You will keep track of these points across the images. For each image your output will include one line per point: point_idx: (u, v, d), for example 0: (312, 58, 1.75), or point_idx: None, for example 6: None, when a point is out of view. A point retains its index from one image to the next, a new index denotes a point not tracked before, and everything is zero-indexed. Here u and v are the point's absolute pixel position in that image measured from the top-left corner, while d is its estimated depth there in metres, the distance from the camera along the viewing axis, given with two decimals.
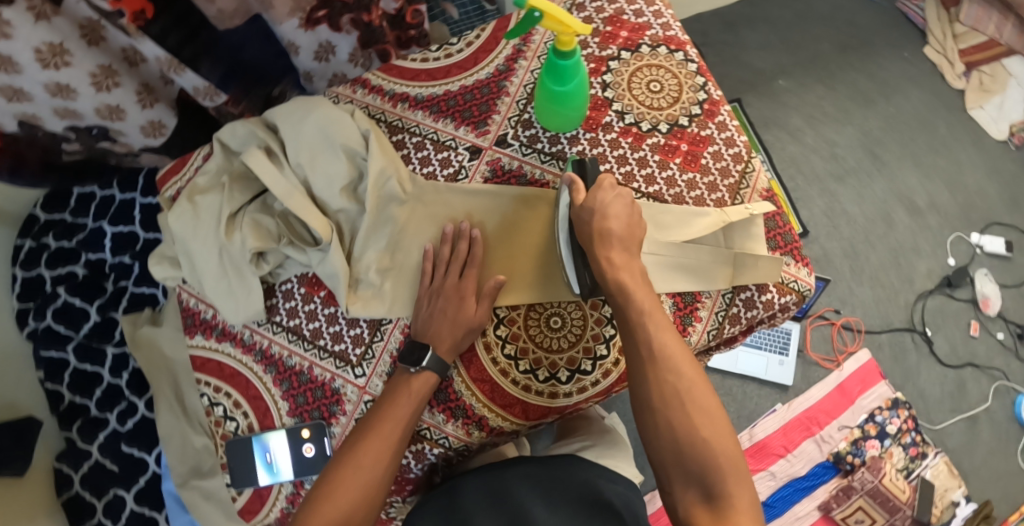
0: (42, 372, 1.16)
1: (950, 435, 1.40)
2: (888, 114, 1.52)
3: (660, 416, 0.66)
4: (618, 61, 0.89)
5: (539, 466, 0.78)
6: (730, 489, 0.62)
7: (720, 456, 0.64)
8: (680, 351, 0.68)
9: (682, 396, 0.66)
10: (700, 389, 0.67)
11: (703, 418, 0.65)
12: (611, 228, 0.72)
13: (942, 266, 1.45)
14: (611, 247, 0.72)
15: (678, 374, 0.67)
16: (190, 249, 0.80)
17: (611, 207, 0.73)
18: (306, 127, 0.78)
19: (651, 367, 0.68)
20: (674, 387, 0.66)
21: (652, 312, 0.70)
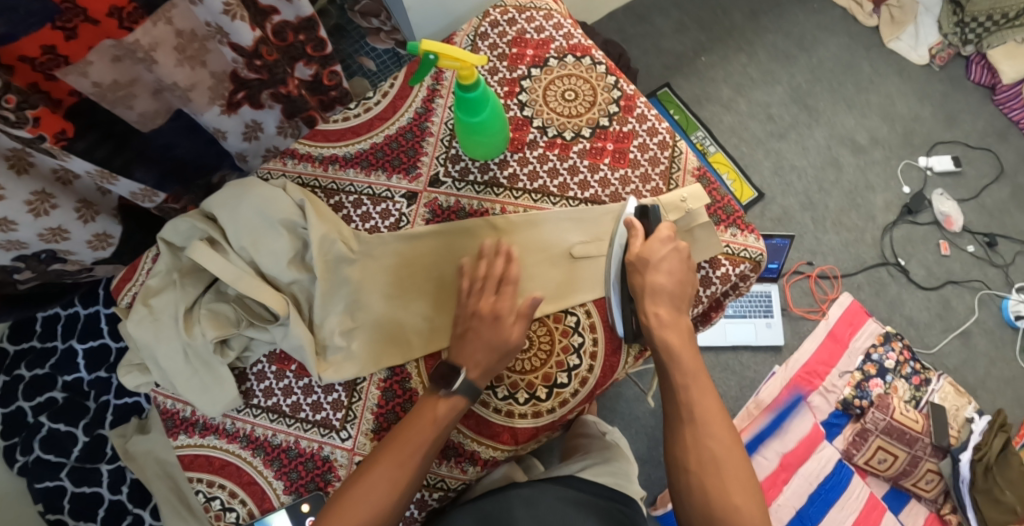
0: (40, 505, 1.15)
1: (947, 355, 1.41)
2: (812, 66, 1.56)
3: (696, 479, 0.71)
4: (530, 80, 0.91)
5: (536, 490, 0.81)
6: None
7: (750, 522, 0.68)
8: (717, 420, 0.72)
9: (718, 464, 0.70)
10: (735, 455, 0.71)
11: (734, 487, 0.69)
12: (662, 282, 0.76)
13: (899, 196, 1.48)
14: (660, 300, 0.76)
15: (714, 443, 0.71)
16: (155, 354, 0.81)
17: (665, 261, 0.77)
18: (242, 212, 0.78)
19: (691, 432, 0.72)
20: (711, 455, 0.71)
21: (697, 380, 0.74)
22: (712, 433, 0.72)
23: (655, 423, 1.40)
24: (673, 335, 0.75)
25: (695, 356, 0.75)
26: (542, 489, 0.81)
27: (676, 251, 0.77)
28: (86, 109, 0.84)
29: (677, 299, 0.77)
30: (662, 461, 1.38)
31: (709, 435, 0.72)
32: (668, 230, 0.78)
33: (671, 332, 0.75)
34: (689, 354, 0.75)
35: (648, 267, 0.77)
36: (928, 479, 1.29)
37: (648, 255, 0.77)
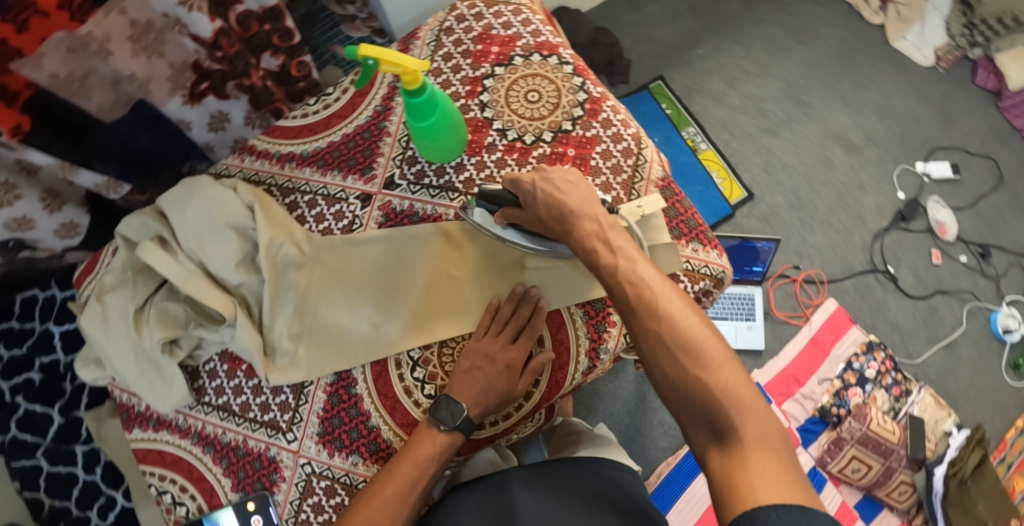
0: (18, 483, 1.18)
1: (930, 365, 1.38)
2: (809, 61, 1.51)
3: (655, 353, 0.61)
4: (493, 78, 0.89)
5: (537, 470, 0.82)
6: (738, 422, 0.55)
7: (728, 386, 0.57)
8: (667, 294, 0.64)
9: (680, 334, 0.60)
10: (697, 324, 0.61)
11: (704, 352, 0.59)
12: (569, 204, 0.73)
13: (892, 201, 1.44)
14: (573, 220, 0.73)
15: (666, 317, 0.62)
16: (106, 351, 0.81)
17: (562, 189, 0.74)
18: (189, 214, 0.79)
19: (639, 312, 0.63)
20: (667, 329, 0.61)
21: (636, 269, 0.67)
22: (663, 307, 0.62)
23: (629, 422, 1.39)
24: (601, 243, 0.70)
25: (630, 250, 0.69)
26: (539, 468, 0.82)
27: (547, 182, 0.75)
28: (43, 102, 0.82)
29: (591, 209, 0.73)
30: (634, 459, 1.38)
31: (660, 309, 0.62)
32: (528, 176, 0.75)
33: (596, 240, 0.71)
34: (620, 252, 0.69)
35: (541, 196, 0.74)
36: (901, 491, 1.27)
37: (526, 198, 0.76)
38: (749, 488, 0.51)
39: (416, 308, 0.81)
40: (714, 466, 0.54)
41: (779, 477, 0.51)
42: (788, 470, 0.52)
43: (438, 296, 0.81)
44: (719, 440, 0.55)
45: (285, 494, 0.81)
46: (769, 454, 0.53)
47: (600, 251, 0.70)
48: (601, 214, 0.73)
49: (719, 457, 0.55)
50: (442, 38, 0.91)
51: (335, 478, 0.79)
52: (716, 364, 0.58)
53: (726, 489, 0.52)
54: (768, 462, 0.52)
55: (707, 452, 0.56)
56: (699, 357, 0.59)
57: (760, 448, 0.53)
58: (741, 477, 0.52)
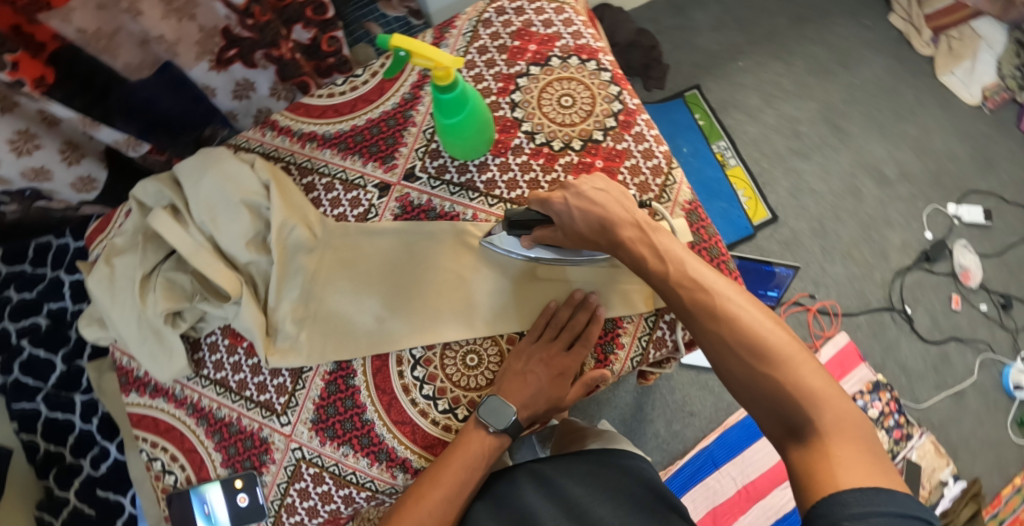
0: (16, 424, 1.19)
1: (935, 411, 1.36)
2: (851, 86, 1.46)
3: (726, 355, 0.64)
4: (527, 77, 0.86)
5: (555, 466, 0.80)
6: (811, 415, 0.59)
7: (802, 378, 0.61)
8: (729, 297, 0.66)
9: (749, 336, 0.63)
10: (762, 321, 0.65)
11: (773, 348, 0.62)
12: (615, 212, 0.72)
13: (918, 239, 1.40)
14: (617, 227, 0.72)
15: (733, 321, 0.64)
16: (110, 314, 0.81)
17: (597, 200, 0.73)
18: (204, 187, 0.77)
19: (703, 318, 0.66)
20: (734, 332, 0.64)
21: (695, 272, 0.69)
22: (727, 311, 0.65)
23: (623, 432, 1.38)
24: (648, 249, 0.70)
25: (677, 253, 0.70)
26: (557, 463, 0.80)
27: (580, 197, 0.73)
28: (69, 56, 0.83)
29: (631, 218, 0.73)
30: None
31: (724, 313, 0.65)
32: (558, 195, 0.73)
33: (642, 246, 0.71)
34: (668, 255, 0.70)
35: (579, 212, 0.73)
36: None
37: (559, 218, 0.74)
38: (830, 477, 0.55)
39: (422, 306, 0.79)
40: (795, 460, 0.59)
41: (860, 464, 0.55)
42: (867, 457, 0.56)
43: (448, 296, 0.79)
44: (797, 435, 0.60)
45: (272, 476, 0.80)
46: (848, 442, 0.57)
47: (650, 259, 0.70)
48: (640, 216, 0.73)
49: (798, 449, 0.59)
50: (480, 31, 0.88)
51: (323, 466, 0.78)
52: (788, 362, 0.61)
53: (808, 480, 0.57)
54: (848, 449, 0.57)
55: (784, 445, 0.60)
56: (770, 357, 0.62)
57: (837, 435, 0.57)
58: (822, 468, 0.56)
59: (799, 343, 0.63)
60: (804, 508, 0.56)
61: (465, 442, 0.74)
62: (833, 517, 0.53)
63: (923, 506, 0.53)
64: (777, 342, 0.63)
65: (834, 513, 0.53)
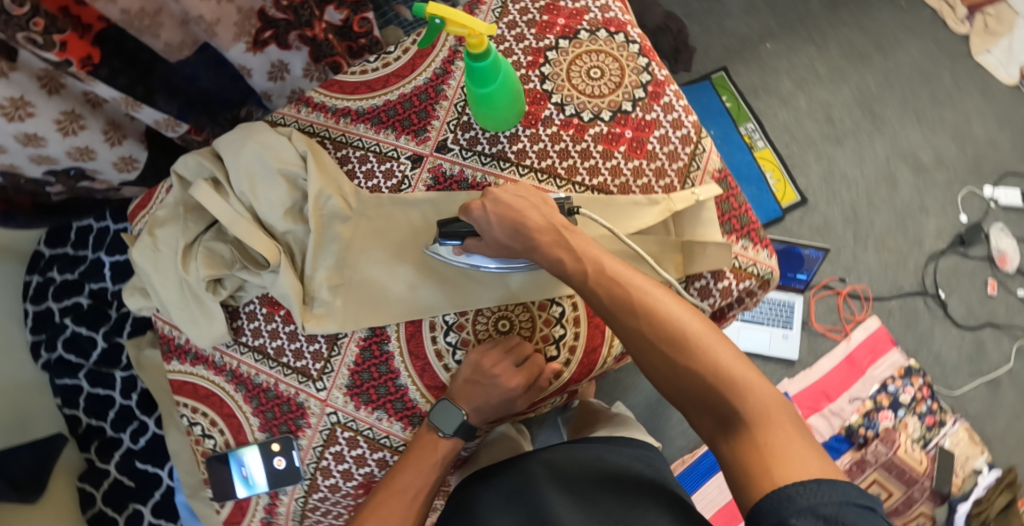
0: (59, 399, 1.24)
1: (970, 401, 1.34)
2: (886, 69, 1.44)
3: (646, 351, 0.66)
4: (556, 51, 0.87)
5: (566, 454, 0.83)
6: (733, 404, 0.60)
7: (720, 364, 0.62)
8: (644, 293, 0.68)
9: (668, 330, 0.65)
10: (680, 314, 0.66)
11: (688, 338, 0.64)
12: (530, 218, 0.73)
13: (953, 225, 1.38)
14: (536, 233, 0.72)
15: (653, 317, 0.66)
16: (154, 283, 0.85)
17: (514, 204, 0.73)
18: (244, 155, 0.79)
19: (623, 315, 0.67)
20: (652, 327, 0.65)
21: (614, 271, 0.70)
22: (646, 305, 0.67)
23: (649, 416, 1.38)
24: (565, 252, 0.72)
25: (596, 254, 0.72)
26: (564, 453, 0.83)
27: (497, 202, 0.73)
28: (115, 36, 0.87)
29: (548, 223, 0.73)
30: None
31: (643, 308, 0.67)
32: (477, 202, 0.73)
33: (559, 250, 0.72)
34: (586, 256, 0.72)
35: (497, 217, 0.72)
36: (919, 523, 1.28)
37: (479, 225, 0.73)
38: (764, 469, 0.56)
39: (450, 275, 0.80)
40: (726, 452, 0.59)
41: (791, 451, 0.56)
42: (797, 441, 0.57)
43: (457, 287, 0.80)
44: (725, 426, 0.60)
45: (309, 440, 0.83)
46: (775, 428, 0.58)
47: (568, 260, 0.71)
48: (558, 221, 0.74)
49: (726, 440, 0.60)
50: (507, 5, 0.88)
51: (358, 431, 0.81)
52: (705, 351, 0.63)
53: (742, 471, 0.57)
54: (778, 435, 0.57)
55: (714, 439, 0.61)
56: (690, 349, 0.63)
57: (763, 422, 0.58)
58: (754, 458, 0.57)
59: (716, 333, 0.65)
60: (746, 501, 0.56)
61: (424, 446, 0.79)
62: (780, 513, 0.52)
63: (864, 491, 0.54)
64: (694, 333, 0.64)
65: (784, 510, 0.52)
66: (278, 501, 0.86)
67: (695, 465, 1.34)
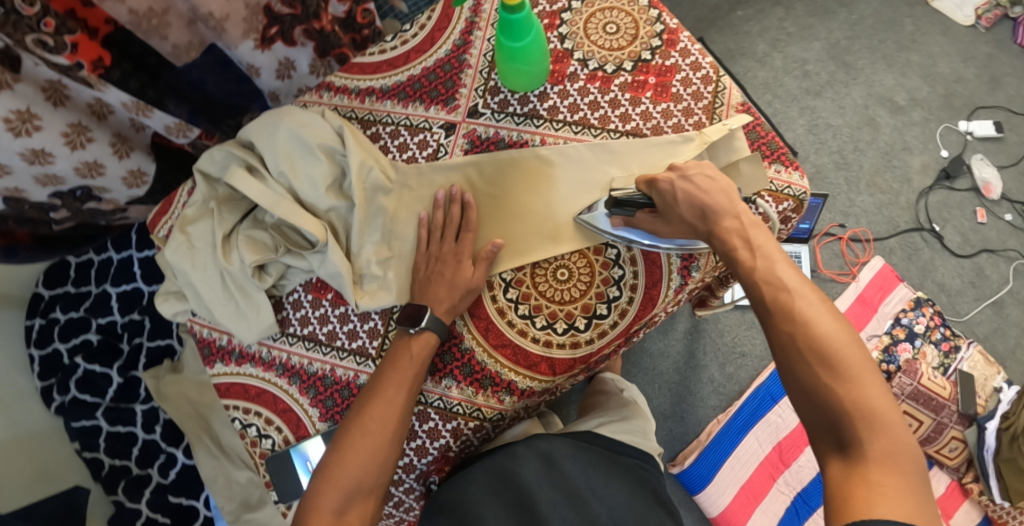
0: (77, 443, 1.17)
1: (978, 324, 1.38)
2: (851, 22, 1.52)
3: (793, 359, 0.62)
4: (570, 12, 0.89)
5: (561, 446, 0.80)
6: (862, 435, 0.57)
7: (863, 395, 0.59)
8: (810, 303, 0.63)
9: (823, 347, 0.61)
10: (842, 335, 0.61)
11: (841, 361, 0.60)
12: (718, 202, 0.69)
13: (936, 160, 1.45)
14: (722, 219, 0.69)
15: (809, 332, 0.62)
16: (192, 281, 0.82)
17: (704, 186, 0.70)
18: (280, 137, 0.79)
19: (779, 319, 0.63)
20: (806, 340, 0.61)
21: (783, 275, 0.65)
22: (805, 318, 0.62)
23: (679, 381, 1.39)
24: (740, 244, 0.67)
25: (772, 252, 0.67)
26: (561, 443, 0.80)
27: (686, 180, 0.71)
28: (121, 39, 0.84)
29: (732, 208, 0.69)
30: (685, 418, 1.38)
31: (802, 320, 0.62)
32: (665, 175, 0.72)
33: (737, 239, 0.68)
34: (759, 252, 0.67)
35: (684, 195, 0.70)
36: (952, 447, 1.30)
37: (662, 199, 0.72)
38: (863, 499, 0.54)
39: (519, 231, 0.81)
40: (835, 474, 0.57)
41: (900, 496, 0.54)
42: (912, 491, 0.54)
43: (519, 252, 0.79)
44: (842, 450, 0.58)
45: None
46: (894, 470, 0.55)
47: (743, 252, 0.67)
48: (744, 209, 0.69)
49: (840, 465, 0.57)
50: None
51: (427, 403, 0.78)
52: (850, 379, 0.59)
53: (842, 496, 0.55)
54: (892, 479, 0.55)
55: (827, 460, 0.59)
56: (838, 372, 0.60)
57: (884, 462, 0.56)
58: (858, 489, 0.55)
59: (870, 364, 0.61)
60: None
61: (386, 401, 0.73)
62: None
63: None
64: (848, 359, 0.60)
65: None
66: None
67: (731, 422, 1.35)
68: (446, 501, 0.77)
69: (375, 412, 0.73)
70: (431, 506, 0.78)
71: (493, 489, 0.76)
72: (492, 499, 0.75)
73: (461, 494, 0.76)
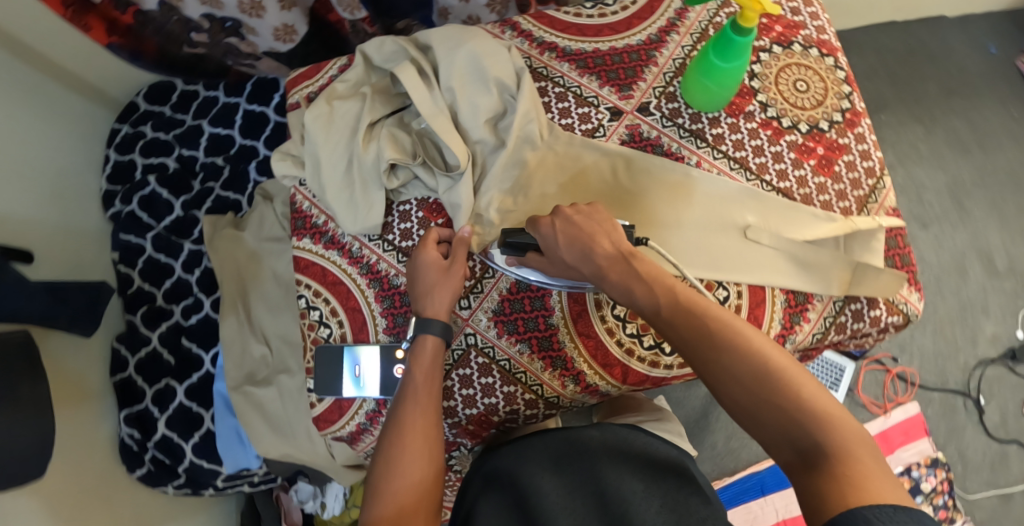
0: (116, 254, 1.17)
1: (981, 508, 1.30)
2: (982, 168, 1.43)
3: (728, 388, 0.60)
4: (768, 54, 0.88)
5: (612, 435, 0.74)
6: (817, 435, 0.56)
7: (805, 397, 0.58)
8: (729, 321, 0.63)
9: (751, 362, 0.60)
10: (770, 349, 0.61)
11: (773, 372, 0.59)
12: (602, 243, 0.69)
13: (1008, 335, 1.36)
14: (608, 262, 0.69)
15: (741, 352, 0.61)
16: (318, 153, 0.81)
17: (584, 227, 0.70)
18: (460, 55, 0.78)
19: (703, 348, 0.62)
20: (736, 361, 0.60)
21: (690, 299, 0.66)
22: (731, 338, 0.62)
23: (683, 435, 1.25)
24: (637, 281, 0.68)
25: (670, 281, 0.68)
26: (613, 432, 0.75)
27: (567, 222, 0.70)
28: None
29: (616, 250, 0.69)
30: None
31: (726, 342, 0.62)
32: (545, 219, 0.70)
33: (637, 278, 0.68)
34: (661, 280, 0.68)
35: (564, 236, 0.69)
36: None
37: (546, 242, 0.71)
38: (842, 493, 0.51)
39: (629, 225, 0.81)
40: (806, 485, 0.54)
41: (875, 482, 0.52)
42: (883, 477, 0.52)
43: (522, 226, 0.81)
44: (803, 457, 0.55)
45: None
46: (856, 459, 0.54)
47: (639, 289, 0.67)
48: (625, 248, 0.70)
49: (805, 474, 0.55)
50: (722, 9, 0.89)
51: (494, 360, 0.78)
52: (789, 386, 0.58)
53: (822, 500, 0.52)
54: (860, 467, 0.53)
55: (794, 472, 0.56)
56: (775, 384, 0.58)
57: (852, 457, 0.54)
58: (833, 485, 0.52)
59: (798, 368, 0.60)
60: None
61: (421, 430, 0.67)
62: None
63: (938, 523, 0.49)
64: (780, 368, 0.59)
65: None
66: (384, 410, 0.81)
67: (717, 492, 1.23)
68: (502, 469, 0.73)
69: (416, 444, 0.66)
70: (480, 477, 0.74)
71: (543, 471, 0.71)
72: (547, 477, 0.70)
73: (524, 478, 0.71)
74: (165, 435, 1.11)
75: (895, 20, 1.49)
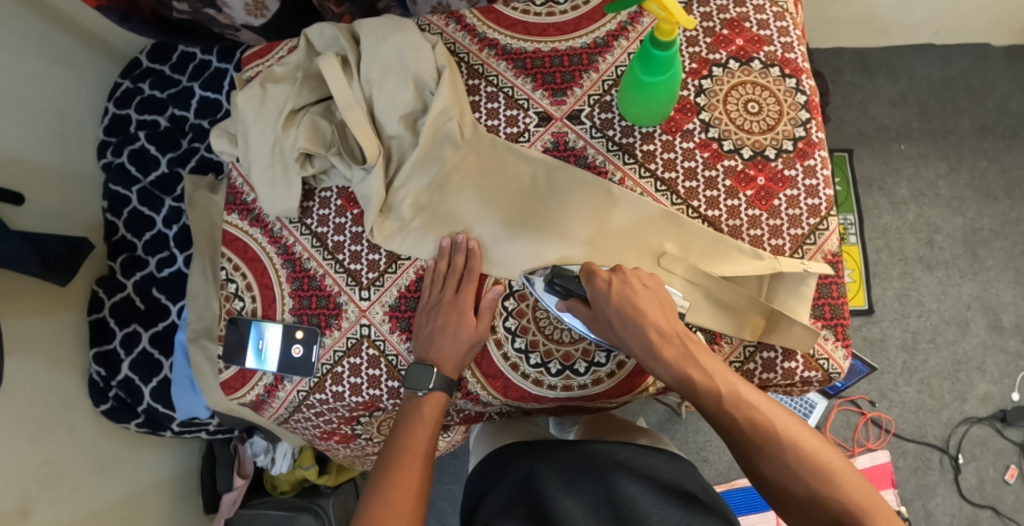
0: (105, 203, 1.24)
1: None
2: (1007, 218, 1.33)
3: (779, 481, 0.63)
4: (722, 69, 0.82)
5: (627, 458, 0.75)
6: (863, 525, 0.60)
7: (846, 485, 0.62)
8: (779, 413, 0.66)
9: (803, 453, 0.64)
10: (816, 442, 0.65)
11: (820, 463, 0.63)
12: (653, 318, 0.70)
13: (1002, 396, 1.28)
14: (660, 335, 0.69)
15: (774, 437, 0.64)
16: (247, 132, 0.83)
17: (641, 298, 0.70)
18: (384, 49, 0.78)
19: (758, 441, 0.65)
20: (789, 453, 0.64)
21: (743, 386, 0.68)
22: (783, 431, 0.65)
23: None
24: (693, 368, 0.68)
25: (726, 371, 0.69)
26: (626, 454, 0.75)
27: (624, 285, 0.70)
28: None
29: (670, 330, 0.70)
30: None
31: (779, 434, 0.65)
32: (604, 273, 0.70)
33: (693, 361, 0.69)
34: (715, 366, 0.69)
35: (617, 298, 0.69)
36: None
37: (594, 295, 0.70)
38: None
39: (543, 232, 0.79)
40: None
41: None
42: None
43: (442, 222, 0.80)
44: None
45: (332, 341, 0.81)
46: None
47: (694, 374, 0.68)
48: (678, 329, 0.70)
49: None
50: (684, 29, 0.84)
51: (383, 352, 0.80)
52: (832, 476, 0.62)
53: None
54: None
55: None
56: (822, 476, 0.62)
57: None
58: None
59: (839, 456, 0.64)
60: None
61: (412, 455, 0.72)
62: None
63: None
64: (826, 460, 0.63)
65: None
66: (280, 385, 0.84)
67: None
68: (521, 485, 0.74)
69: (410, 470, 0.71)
70: (500, 492, 0.75)
71: (558, 489, 0.72)
72: (566, 497, 0.71)
73: (541, 492, 0.72)
74: (127, 377, 1.17)
75: (934, 43, 1.37)
